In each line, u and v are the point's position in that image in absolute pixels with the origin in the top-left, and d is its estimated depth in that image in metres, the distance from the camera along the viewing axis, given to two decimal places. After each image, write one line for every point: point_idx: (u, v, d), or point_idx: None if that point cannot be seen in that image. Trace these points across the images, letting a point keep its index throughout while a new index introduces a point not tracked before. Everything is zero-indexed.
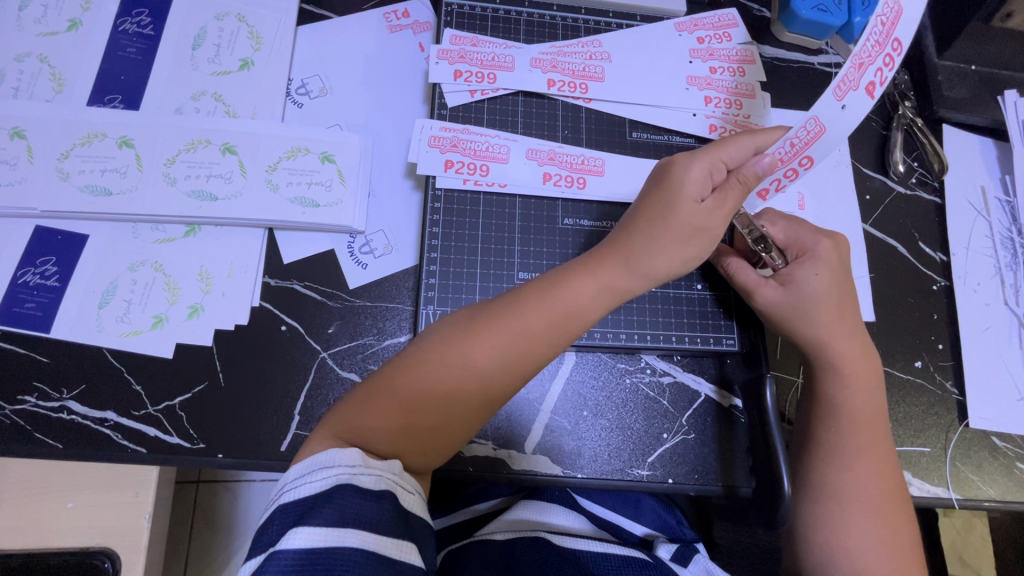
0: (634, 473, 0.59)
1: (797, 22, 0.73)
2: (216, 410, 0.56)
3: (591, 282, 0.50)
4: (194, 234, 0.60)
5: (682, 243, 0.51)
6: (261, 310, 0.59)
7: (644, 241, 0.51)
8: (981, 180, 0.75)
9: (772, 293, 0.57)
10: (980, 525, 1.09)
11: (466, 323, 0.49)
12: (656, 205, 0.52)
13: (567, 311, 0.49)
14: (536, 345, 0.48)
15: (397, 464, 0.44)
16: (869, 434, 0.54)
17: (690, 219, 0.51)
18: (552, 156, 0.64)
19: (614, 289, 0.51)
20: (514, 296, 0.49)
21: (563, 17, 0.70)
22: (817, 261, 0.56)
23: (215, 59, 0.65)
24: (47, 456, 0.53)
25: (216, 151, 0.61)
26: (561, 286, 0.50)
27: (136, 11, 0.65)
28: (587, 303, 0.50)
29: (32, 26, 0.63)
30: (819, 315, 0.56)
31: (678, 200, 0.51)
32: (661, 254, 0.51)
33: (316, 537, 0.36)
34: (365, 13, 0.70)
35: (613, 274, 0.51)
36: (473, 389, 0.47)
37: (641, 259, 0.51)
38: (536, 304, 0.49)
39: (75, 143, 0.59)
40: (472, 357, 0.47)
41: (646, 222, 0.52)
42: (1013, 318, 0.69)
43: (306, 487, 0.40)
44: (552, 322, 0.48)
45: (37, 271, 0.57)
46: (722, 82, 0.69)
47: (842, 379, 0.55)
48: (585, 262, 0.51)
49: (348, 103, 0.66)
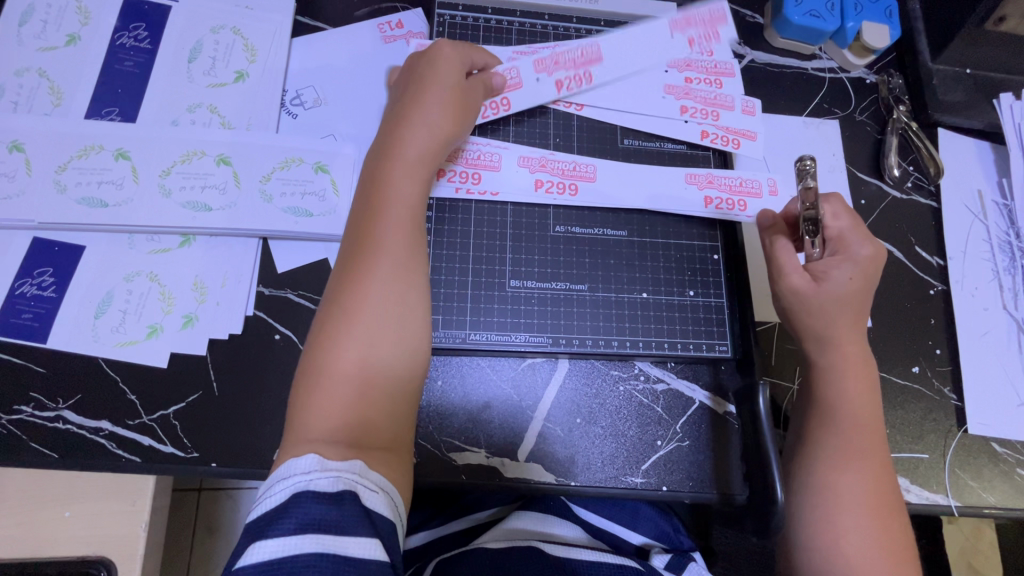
0: (627, 481, 0.59)
1: (789, 27, 0.74)
2: (209, 419, 0.56)
3: (404, 166, 0.53)
4: (189, 244, 0.60)
5: (438, 112, 0.55)
6: (255, 318, 0.60)
7: (418, 131, 0.54)
8: (978, 183, 0.74)
9: (801, 282, 0.55)
10: (988, 531, 1.07)
11: (339, 282, 0.49)
12: (434, 93, 0.56)
13: (405, 203, 0.52)
14: (403, 250, 0.50)
15: (357, 464, 0.42)
16: (869, 434, 0.53)
17: (456, 89, 0.57)
18: (543, 163, 0.65)
19: (429, 161, 0.55)
20: (357, 226, 0.51)
21: (555, 26, 0.70)
22: (853, 264, 0.54)
23: (211, 71, 0.66)
24: (42, 466, 0.54)
25: (210, 162, 0.62)
26: (385, 187, 0.52)
27: (134, 25, 0.66)
28: (414, 186, 0.53)
29: (32, 42, 0.64)
30: (834, 312, 0.54)
31: (438, 81, 0.56)
32: (454, 122, 0.56)
33: (276, 547, 0.37)
34: (358, 24, 0.71)
35: (429, 154, 0.55)
36: (383, 323, 0.48)
37: (447, 134, 0.56)
38: (380, 221, 0.51)
39: (72, 156, 0.60)
40: (364, 301, 0.48)
41: (400, 123, 0.55)
42: (1011, 322, 0.69)
43: (268, 501, 0.40)
44: (401, 219, 0.51)
45: (34, 282, 0.58)
46: (700, 92, 0.69)
47: (846, 378, 0.54)
48: (385, 158, 0.54)
49: (342, 113, 0.67)
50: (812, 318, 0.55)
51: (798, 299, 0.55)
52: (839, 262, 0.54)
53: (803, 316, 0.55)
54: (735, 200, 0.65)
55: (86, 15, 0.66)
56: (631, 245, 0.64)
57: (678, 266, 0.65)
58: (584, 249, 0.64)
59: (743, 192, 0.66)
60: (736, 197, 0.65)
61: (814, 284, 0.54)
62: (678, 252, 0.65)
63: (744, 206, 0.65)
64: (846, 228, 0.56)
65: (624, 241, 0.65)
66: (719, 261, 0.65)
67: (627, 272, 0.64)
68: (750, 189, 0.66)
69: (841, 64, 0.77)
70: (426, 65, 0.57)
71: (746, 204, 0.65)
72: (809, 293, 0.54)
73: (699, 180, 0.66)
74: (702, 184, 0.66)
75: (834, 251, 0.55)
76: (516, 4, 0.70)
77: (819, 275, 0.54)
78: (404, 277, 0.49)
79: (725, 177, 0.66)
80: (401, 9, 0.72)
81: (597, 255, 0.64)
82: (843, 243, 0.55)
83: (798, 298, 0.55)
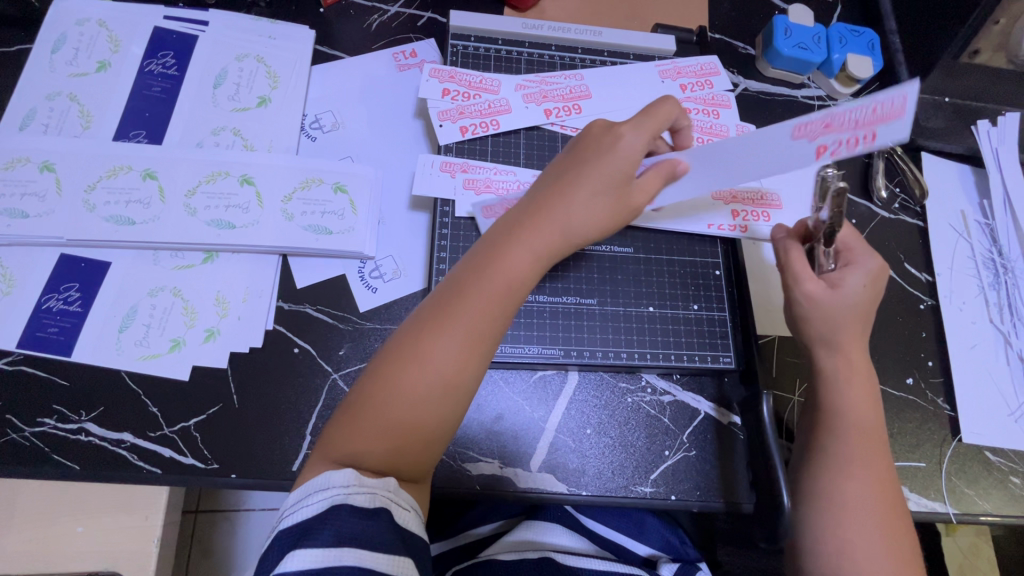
0: (638, 490, 0.61)
1: (780, 58, 0.79)
2: (229, 431, 0.58)
3: (526, 250, 0.51)
4: (211, 261, 0.62)
5: (585, 209, 0.52)
6: (275, 332, 0.62)
7: (553, 216, 0.52)
8: (960, 204, 0.78)
9: (819, 288, 0.57)
10: (988, 546, 1.09)
11: (428, 314, 0.49)
12: (589, 179, 0.52)
13: (506, 286, 0.50)
14: (479, 316, 0.49)
15: (391, 481, 0.45)
16: (873, 442, 0.55)
17: (611, 183, 0.52)
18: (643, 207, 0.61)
19: (551, 255, 0.52)
20: (453, 277, 0.51)
21: (561, 56, 0.74)
22: (864, 272, 0.57)
23: (235, 97, 0.69)
24: (65, 477, 0.55)
25: (234, 182, 0.64)
26: (496, 260, 0.50)
27: (162, 54, 0.69)
28: (525, 275, 0.51)
29: (63, 68, 0.67)
30: (834, 323, 0.57)
31: (603, 169, 0.52)
32: (591, 217, 0.52)
33: (314, 558, 0.40)
34: (375, 53, 0.75)
35: (552, 244, 0.52)
36: (444, 386, 0.47)
37: (576, 230, 0.52)
38: (479, 287, 0.49)
39: (101, 176, 0.63)
40: (433, 350, 0.47)
41: (545, 201, 0.53)
42: (999, 336, 0.72)
43: (304, 510, 0.43)
44: (499, 295, 0.50)
45: (60, 297, 0.59)
46: (697, 121, 0.73)
47: (850, 386, 0.56)
48: (510, 233, 0.52)
49: (358, 137, 0.70)
50: (822, 325, 0.57)
51: (812, 305, 0.57)
52: (853, 271, 0.57)
53: (811, 324, 0.58)
54: (862, 136, 0.46)
55: (116, 43, 0.69)
56: (637, 261, 0.67)
57: (682, 281, 0.68)
58: (593, 264, 0.67)
59: (875, 120, 0.45)
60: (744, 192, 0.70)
61: (831, 291, 0.57)
62: (682, 268, 0.68)
63: (872, 139, 0.46)
64: (852, 239, 0.59)
65: (631, 257, 0.68)
66: (720, 276, 0.68)
67: (634, 287, 0.67)
68: (888, 108, 0.44)
69: (828, 93, 0.82)
70: (608, 141, 0.53)
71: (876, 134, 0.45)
72: (823, 299, 0.57)
73: (810, 130, 0.48)
74: (816, 134, 0.48)
75: (846, 261, 0.58)
76: (524, 36, 0.74)
77: (834, 283, 0.57)
78: (473, 342, 0.48)
79: (851, 112, 0.46)
80: (415, 40, 0.76)
81: (605, 271, 0.67)
82: (853, 251, 0.59)
83: (813, 303, 0.57)
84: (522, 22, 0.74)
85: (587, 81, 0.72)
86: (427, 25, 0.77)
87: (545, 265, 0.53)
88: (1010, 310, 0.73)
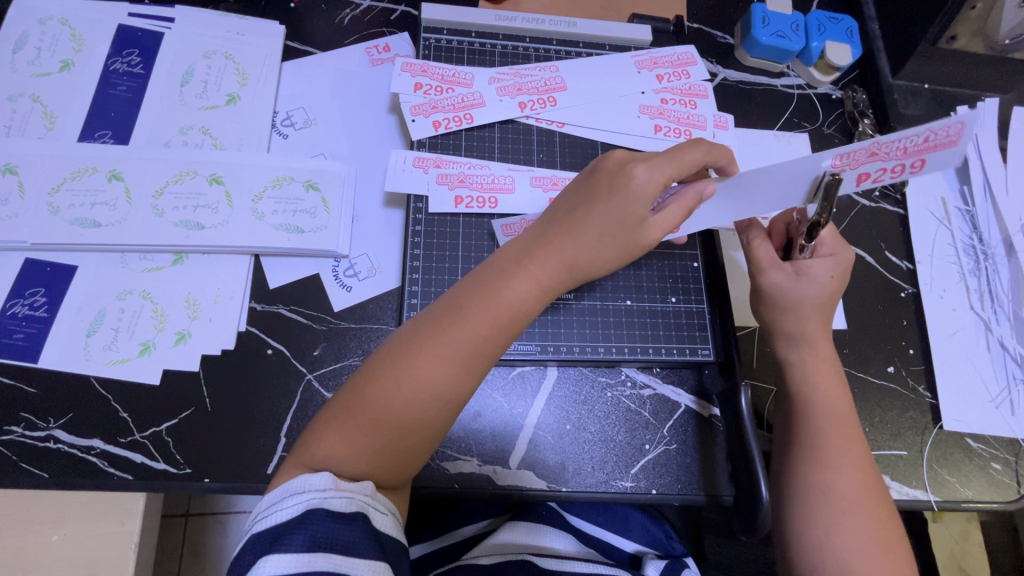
0: (618, 485, 0.60)
1: (758, 47, 0.78)
2: (202, 436, 0.57)
3: (530, 280, 0.49)
4: (181, 262, 0.61)
5: (596, 243, 0.50)
6: (248, 333, 0.61)
7: (561, 244, 0.50)
8: (941, 191, 0.78)
9: (781, 277, 0.58)
10: (977, 532, 1.09)
11: (428, 327, 0.48)
12: (605, 211, 0.50)
13: (508, 310, 0.48)
14: (479, 340, 0.47)
15: (369, 485, 0.45)
16: (849, 430, 0.54)
17: (620, 220, 0.50)
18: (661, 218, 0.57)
19: (555, 286, 0.51)
20: (458, 292, 0.49)
21: (535, 48, 0.73)
22: (834, 262, 0.56)
23: (203, 94, 0.68)
24: (34, 486, 0.54)
25: (203, 182, 0.63)
26: (498, 285, 0.49)
27: (127, 52, 0.68)
28: (526, 306, 0.49)
29: (26, 68, 0.66)
30: (802, 312, 0.57)
31: (616, 206, 0.50)
32: (598, 257, 0.51)
33: (287, 563, 0.39)
34: (347, 48, 0.73)
35: (556, 278, 0.50)
36: (438, 406, 0.47)
37: (581, 263, 0.51)
38: (479, 312, 0.48)
39: (66, 178, 0.61)
40: (430, 370, 0.46)
41: (557, 228, 0.51)
42: (980, 323, 0.72)
43: (280, 514, 0.42)
44: (499, 319, 0.48)
45: (26, 302, 0.58)
46: (674, 112, 0.72)
47: (818, 376, 0.56)
48: (515, 259, 0.51)
49: (331, 134, 0.69)
50: (786, 315, 0.58)
51: (777, 293, 0.58)
52: (821, 259, 0.57)
53: (775, 310, 0.58)
54: (909, 163, 0.46)
55: (80, 42, 0.67)
56: None
57: (660, 275, 0.67)
58: None
59: (926, 147, 0.44)
60: None
61: (795, 278, 0.57)
62: (660, 261, 0.67)
63: (921, 165, 0.45)
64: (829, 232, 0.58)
65: None
66: (698, 268, 0.68)
67: (611, 281, 0.66)
68: (940, 137, 0.43)
69: (807, 81, 0.81)
70: (620, 179, 0.50)
71: (925, 161, 0.45)
72: (787, 287, 0.57)
73: (853, 159, 0.47)
74: (857, 163, 0.47)
75: (819, 251, 0.58)
76: (498, 28, 0.73)
77: (800, 270, 0.57)
78: (471, 366, 0.47)
79: (898, 140, 0.45)
80: (388, 34, 0.75)
81: None
82: (826, 242, 0.58)
83: (775, 288, 0.58)
84: (496, 14, 0.73)
85: (563, 73, 0.71)
86: (400, 19, 0.76)
87: (547, 296, 0.51)
88: (990, 296, 0.73)
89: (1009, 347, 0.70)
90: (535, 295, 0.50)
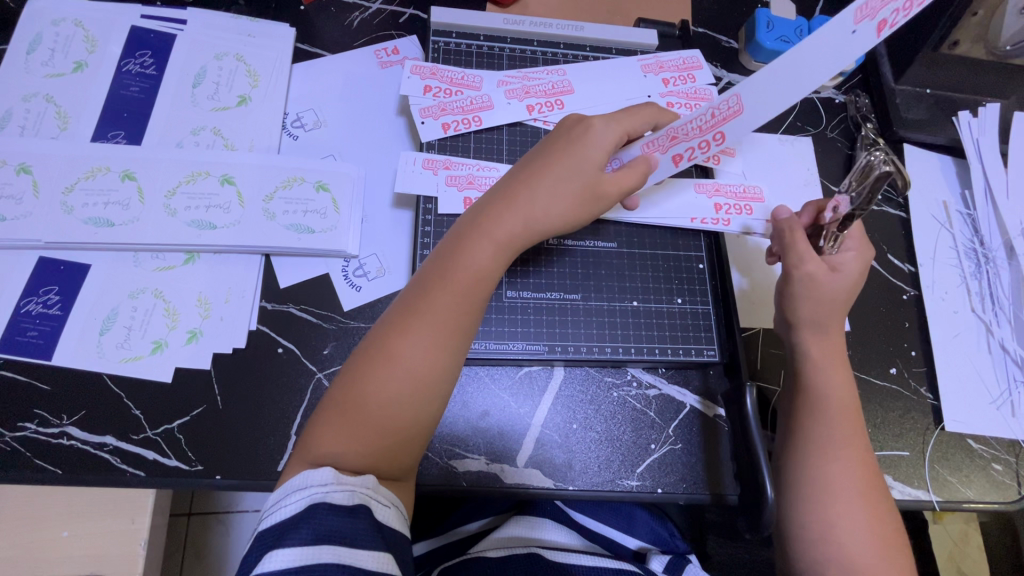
0: (624, 484, 0.61)
1: (762, 51, 0.79)
2: (213, 433, 0.57)
3: (485, 241, 0.52)
4: (193, 261, 0.62)
5: (551, 198, 0.53)
6: (258, 332, 0.61)
7: (513, 205, 0.53)
8: (943, 195, 0.79)
9: (820, 269, 0.57)
10: (976, 534, 1.10)
11: (396, 313, 0.50)
12: (557, 167, 0.53)
13: (467, 270, 0.51)
14: (444, 304, 0.49)
15: (371, 478, 0.45)
16: (851, 421, 0.55)
17: (581, 172, 0.53)
18: (674, 136, 0.56)
19: (513, 242, 0.53)
20: (421, 276, 0.52)
21: (543, 52, 0.74)
22: (859, 256, 0.58)
23: (214, 96, 0.69)
24: (47, 482, 0.54)
25: (214, 182, 0.64)
26: (455, 255, 0.51)
27: (139, 53, 0.69)
28: (485, 259, 0.51)
29: (39, 69, 0.67)
30: (825, 305, 0.57)
31: (573, 157, 0.54)
32: (556, 204, 0.53)
33: (291, 557, 0.39)
34: (356, 50, 0.74)
35: (511, 231, 0.52)
36: (415, 375, 0.48)
37: (540, 214, 0.53)
38: (441, 283, 0.50)
39: (79, 177, 0.62)
40: (399, 343, 0.48)
41: (506, 197, 0.53)
42: (981, 325, 0.72)
43: (283, 511, 0.42)
44: (461, 282, 0.50)
45: (39, 300, 0.59)
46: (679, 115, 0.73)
47: (827, 372, 0.57)
48: (467, 229, 0.53)
49: (340, 135, 0.70)
50: (813, 307, 0.58)
51: (811, 285, 0.57)
52: (850, 253, 0.58)
53: (801, 304, 0.58)
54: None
55: (93, 44, 0.68)
56: (620, 256, 0.68)
57: (666, 276, 0.68)
58: (576, 261, 0.67)
59: None
60: (742, 203, 0.69)
61: (831, 271, 0.57)
62: (665, 262, 0.68)
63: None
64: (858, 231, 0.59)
65: (614, 252, 0.68)
66: (703, 270, 0.69)
67: (617, 282, 0.67)
68: None
69: (811, 85, 0.82)
70: (579, 131, 0.55)
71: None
72: (821, 279, 0.57)
73: (869, 10, 0.43)
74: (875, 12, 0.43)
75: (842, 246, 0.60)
76: (506, 32, 0.74)
77: (834, 265, 0.58)
78: (439, 327, 0.49)
79: None
80: (397, 36, 0.76)
81: (588, 267, 0.67)
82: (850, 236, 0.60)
83: (813, 282, 0.57)
84: (504, 18, 0.74)
85: (570, 76, 0.72)
86: (409, 22, 0.77)
87: (508, 251, 0.53)
88: (990, 299, 0.73)
89: (1009, 349, 0.71)
90: (493, 250, 0.52)
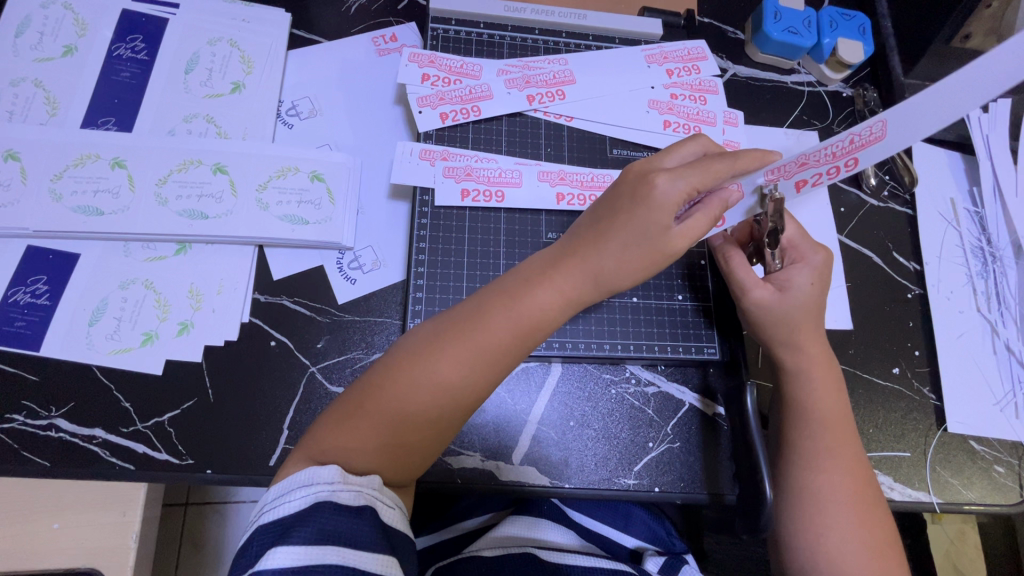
0: (620, 482, 0.60)
1: (769, 43, 0.77)
2: (204, 427, 0.56)
3: (554, 292, 0.48)
4: (185, 252, 0.61)
5: (617, 255, 0.49)
6: (251, 325, 0.60)
7: (587, 255, 0.49)
8: (950, 192, 0.77)
9: (765, 294, 0.57)
10: (972, 533, 1.09)
11: (447, 329, 0.48)
12: (621, 224, 0.49)
13: (531, 318, 0.48)
14: (497, 347, 0.47)
15: (376, 479, 0.44)
16: (840, 433, 0.54)
17: (648, 232, 0.48)
18: (803, 162, 0.50)
19: (579, 299, 0.50)
20: (483, 297, 0.49)
21: (545, 40, 0.72)
22: (811, 270, 0.57)
23: (207, 83, 0.67)
24: (35, 474, 0.54)
25: (207, 171, 0.62)
26: (523, 292, 0.48)
27: (131, 37, 0.67)
28: (549, 315, 0.48)
29: (28, 52, 0.65)
30: (793, 323, 0.56)
31: (640, 215, 0.48)
32: (622, 265, 0.49)
33: (294, 556, 0.38)
34: (353, 36, 0.72)
35: (579, 289, 0.49)
36: (449, 407, 0.46)
37: (605, 273, 0.49)
38: (501, 316, 0.47)
39: (68, 165, 0.61)
40: (444, 370, 0.46)
41: (585, 239, 0.50)
42: (986, 325, 0.71)
43: (286, 506, 0.41)
44: (519, 328, 0.47)
45: (28, 290, 0.58)
46: (683, 107, 0.71)
47: (813, 381, 0.56)
48: (541, 267, 0.50)
49: (335, 124, 0.68)
50: (782, 328, 0.56)
51: (764, 312, 0.57)
52: (798, 269, 0.57)
53: (769, 324, 0.57)
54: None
55: (83, 27, 0.67)
56: None
57: (668, 271, 0.66)
58: None
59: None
60: None
61: (780, 294, 0.56)
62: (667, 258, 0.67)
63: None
64: (796, 237, 0.59)
65: None
66: (706, 266, 0.67)
67: None
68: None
69: (819, 79, 0.80)
70: (643, 187, 0.49)
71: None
72: (772, 304, 0.56)
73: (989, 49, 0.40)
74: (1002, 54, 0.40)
75: (793, 259, 0.58)
76: (507, 19, 0.72)
77: (782, 285, 0.57)
78: (485, 371, 0.47)
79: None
80: (395, 23, 0.74)
81: None
82: (796, 249, 0.58)
83: (765, 310, 0.57)
84: (505, 5, 0.72)
85: (572, 66, 0.70)
86: (408, 9, 0.75)
87: (572, 309, 0.50)
88: (996, 299, 0.72)
89: (1014, 349, 0.70)
90: (559, 306, 0.49)
